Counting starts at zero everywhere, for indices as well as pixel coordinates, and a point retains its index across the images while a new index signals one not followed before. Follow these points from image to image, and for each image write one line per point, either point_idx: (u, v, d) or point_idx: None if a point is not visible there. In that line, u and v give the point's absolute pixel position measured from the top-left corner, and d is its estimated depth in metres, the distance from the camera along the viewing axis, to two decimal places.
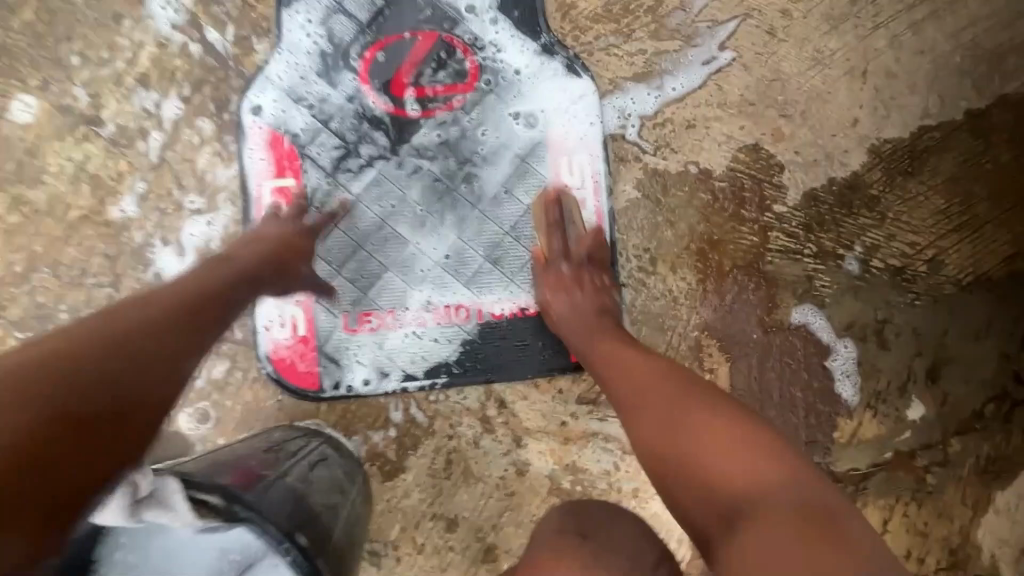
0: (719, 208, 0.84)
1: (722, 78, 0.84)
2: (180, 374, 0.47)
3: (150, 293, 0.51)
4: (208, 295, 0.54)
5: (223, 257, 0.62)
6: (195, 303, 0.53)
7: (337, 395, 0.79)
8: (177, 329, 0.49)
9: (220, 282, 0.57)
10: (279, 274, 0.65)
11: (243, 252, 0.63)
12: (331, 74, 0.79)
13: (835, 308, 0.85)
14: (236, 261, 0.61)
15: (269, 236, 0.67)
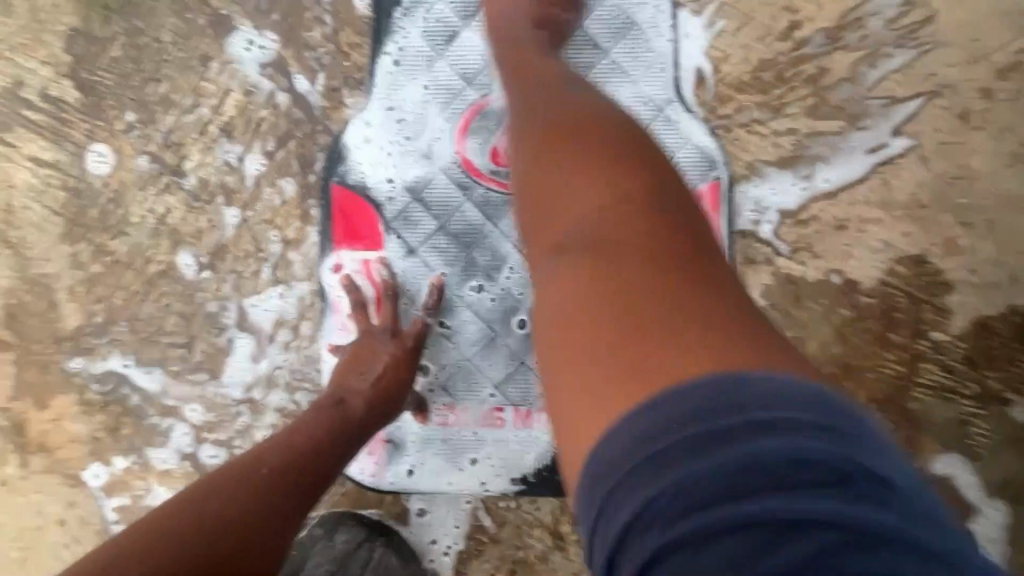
0: (862, 329, 0.70)
1: (890, 171, 0.69)
2: (273, 530, 0.49)
3: (258, 455, 0.53)
4: (307, 452, 0.55)
5: (335, 399, 0.61)
6: (296, 469, 0.53)
7: (402, 489, 0.73)
8: (268, 490, 0.50)
9: (317, 433, 0.57)
10: (387, 410, 0.62)
11: (354, 389, 0.62)
12: (425, 137, 0.71)
13: (990, 463, 0.70)
14: (345, 402, 0.60)
15: (376, 361, 0.64)
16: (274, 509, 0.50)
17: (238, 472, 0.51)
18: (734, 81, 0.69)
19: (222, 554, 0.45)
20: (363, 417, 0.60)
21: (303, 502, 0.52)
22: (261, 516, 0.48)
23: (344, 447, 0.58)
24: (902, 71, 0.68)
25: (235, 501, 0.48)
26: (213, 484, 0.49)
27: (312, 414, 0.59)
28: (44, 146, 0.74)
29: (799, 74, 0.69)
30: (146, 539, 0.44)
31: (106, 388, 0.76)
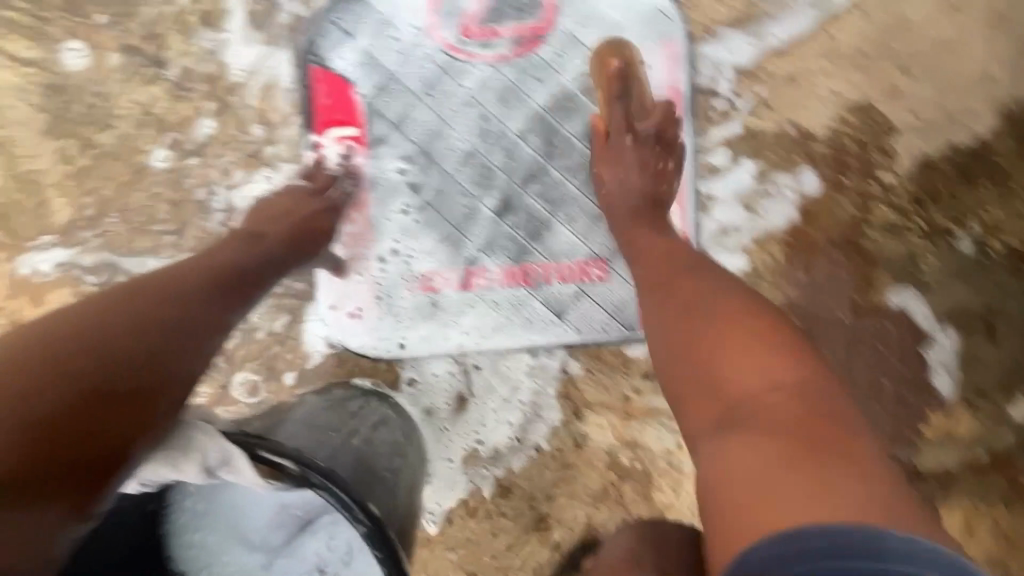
0: (817, 176, 0.75)
1: (834, 25, 0.74)
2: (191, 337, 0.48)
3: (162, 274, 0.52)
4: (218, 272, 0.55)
5: (249, 235, 0.62)
6: (205, 283, 0.53)
7: (397, 355, 0.77)
8: (175, 300, 0.49)
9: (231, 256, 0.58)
10: (296, 252, 0.65)
11: (269, 230, 0.64)
12: (399, 15, 0.75)
13: (939, 294, 0.76)
14: (260, 238, 0.63)
15: (296, 210, 0.68)
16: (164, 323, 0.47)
17: (116, 296, 0.47)
18: None
19: (134, 359, 0.44)
20: (273, 249, 0.62)
21: (200, 318, 0.49)
22: (151, 326, 0.46)
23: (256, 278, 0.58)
24: None
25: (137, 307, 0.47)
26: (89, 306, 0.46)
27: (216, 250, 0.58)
28: (26, 45, 0.76)
29: None
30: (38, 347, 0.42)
31: (102, 280, 0.78)
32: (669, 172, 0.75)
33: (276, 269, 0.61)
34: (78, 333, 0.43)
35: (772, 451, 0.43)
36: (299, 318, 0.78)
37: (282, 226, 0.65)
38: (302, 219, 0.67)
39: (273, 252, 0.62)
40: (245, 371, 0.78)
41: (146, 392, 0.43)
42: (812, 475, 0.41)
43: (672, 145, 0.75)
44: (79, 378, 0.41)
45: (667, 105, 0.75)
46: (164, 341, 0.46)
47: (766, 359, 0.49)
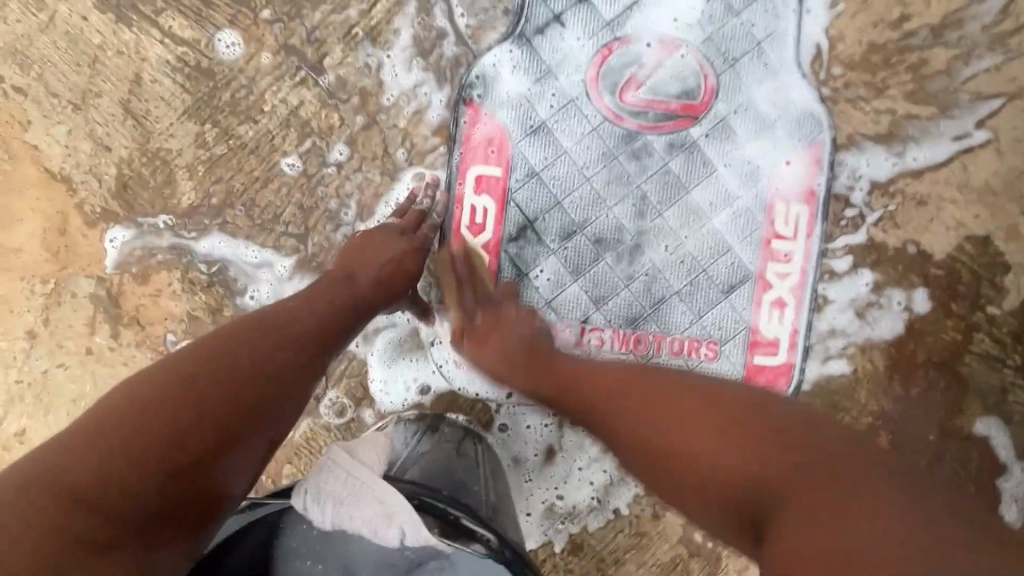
0: (929, 298, 0.78)
1: (970, 159, 0.77)
2: (299, 385, 0.53)
3: (277, 316, 0.56)
4: (321, 318, 0.58)
5: (348, 277, 0.65)
6: (311, 331, 0.56)
7: (495, 396, 0.78)
8: (288, 348, 0.53)
9: (334, 303, 0.61)
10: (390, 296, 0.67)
11: (368, 272, 0.66)
12: (563, 68, 0.76)
13: (1021, 428, 0.79)
14: (359, 281, 0.65)
15: (397, 250, 0.69)
16: (271, 375, 0.50)
17: (229, 341, 0.51)
18: (846, 59, 0.76)
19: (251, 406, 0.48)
20: (373, 294, 0.65)
21: (300, 369, 0.53)
22: (263, 374, 0.50)
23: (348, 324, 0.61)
24: (991, 71, 0.77)
25: (258, 351, 0.51)
26: (208, 351, 0.49)
27: (312, 293, 0.61)
28: (184, 24, 0.76)
29: (903, 61, 0.76)
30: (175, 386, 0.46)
31: (213, 269, 0.77)
32: (792, 267, 0.77)
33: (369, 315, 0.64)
34: (196, 383, 0.47)
35: (751, 458, 0.48)
36: (404, 345, 0.77)
37: (377, 268, 0.67)
38: (393, 258, 0.68)
39: (367, 299, 0.64)
40: (333, 392, 0.77)
41: (255, 441, 0.48)
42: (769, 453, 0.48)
43: (800, 242, 0.77)
44: (199, 430, 0.44)
45: (801, 203, 0.77)
46: (269, 393, 0.50)
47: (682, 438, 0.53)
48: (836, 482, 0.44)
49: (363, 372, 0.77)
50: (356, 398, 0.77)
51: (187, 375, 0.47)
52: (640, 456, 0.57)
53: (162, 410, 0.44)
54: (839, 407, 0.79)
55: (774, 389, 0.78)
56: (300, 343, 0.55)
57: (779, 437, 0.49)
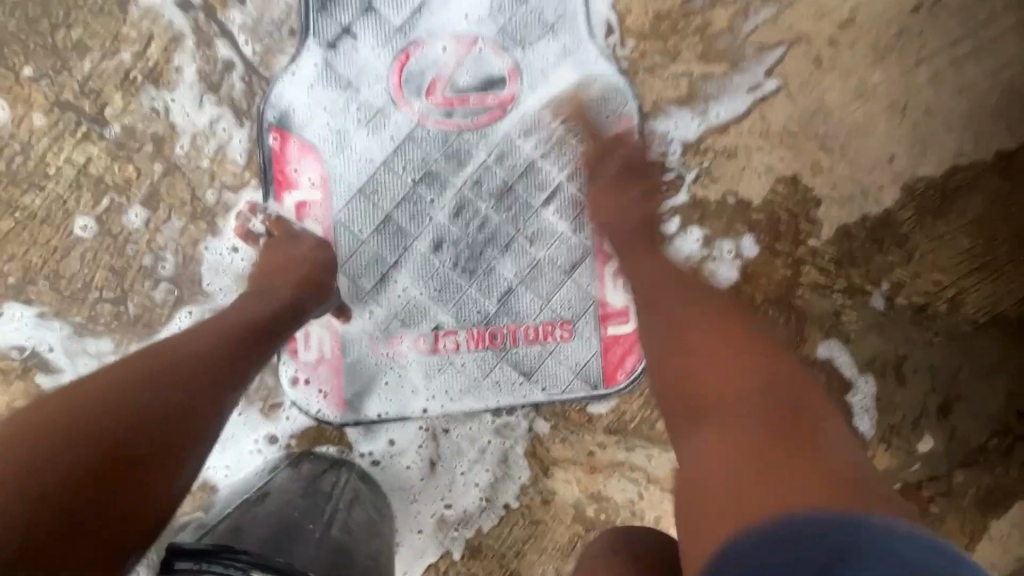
0: (756, 241, 0.83)
1: (766, 107, 0.82)
2: (223, 404, 0.47)
3: (196, 334, 0.50)
4: (244, 328, 0.53)
5: (263, 291, 0.60)
6: (232, 345, 0.51)
7: (359, 421, 0.76)
8: (209, 363, 0.48)
9: (257, 314, 0.56)
10: (311, 299, 0.63)
11: (282, 282, 0.62)
12: (363, 80, 0.74)
13: (859, 344, 0.85)
14: (275, 291, 0.60)
15: (300, 257, 0.66)
16: (161, 409, 0.43)
17: (110, 377, 0.43)
18: (637, 30, 0.79)
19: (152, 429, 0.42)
20: (290, 301, 0.60)
21: (202, 398, 0.45)
22: (173, 393, 0.44)
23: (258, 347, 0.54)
24: (769, 22, 0.82)
25: (168, 366, 0.46)
26: (91, 389, 0.42)
27: (233, 309, 0.56)
28: None
29: (689, 25, 0.80)
30: (68, 412, 0.40)
31: (26, 353, 0.71)
32: None
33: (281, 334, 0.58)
34: (91, 405, 0.41)
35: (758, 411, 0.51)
36: (257, 393, 0.74)
37: (295, 275, 0.63)
38: (303, 262, 0.65)
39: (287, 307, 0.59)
40: None
41: (170, 467, 0.42)
42: (785, 449, 0.47)
43: None
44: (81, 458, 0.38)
45: None
46: (186, 407, 0.44)
47: (741, 366, 0.54)
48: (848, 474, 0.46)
49: None
50: (211, 457, 0.73)
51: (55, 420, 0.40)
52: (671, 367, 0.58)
53: (49, 442, 0.38)
54: None
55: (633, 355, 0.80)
56: (205, 375, 0.47)
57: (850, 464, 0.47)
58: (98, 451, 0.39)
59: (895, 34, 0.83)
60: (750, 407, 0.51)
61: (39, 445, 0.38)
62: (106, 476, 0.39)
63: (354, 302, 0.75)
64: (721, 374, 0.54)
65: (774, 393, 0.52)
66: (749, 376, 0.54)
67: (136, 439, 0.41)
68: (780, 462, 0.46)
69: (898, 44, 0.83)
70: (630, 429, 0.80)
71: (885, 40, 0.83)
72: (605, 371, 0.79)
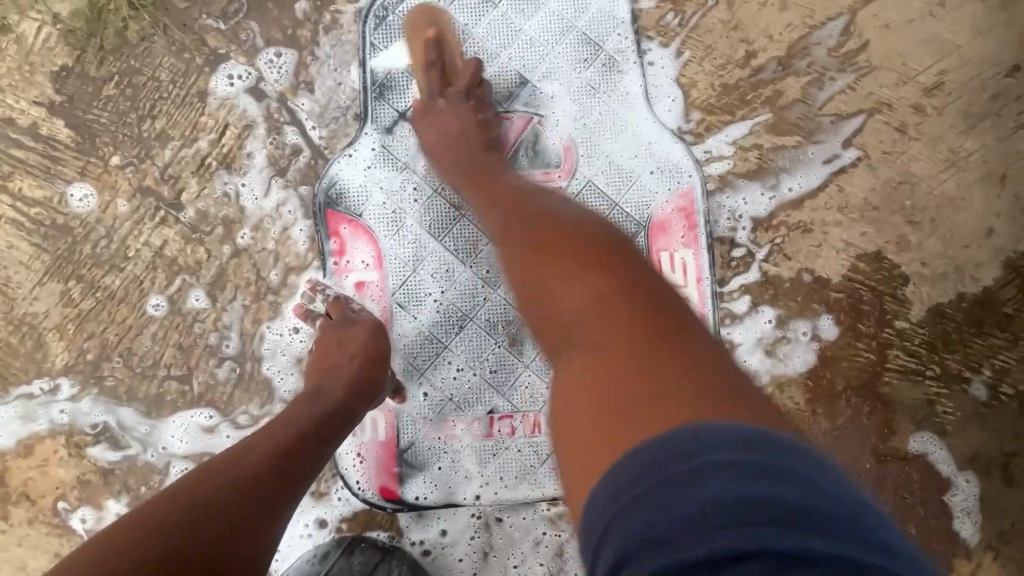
0: (835, 322, 0.76)
1: (845, 179, 0.77)
2: (267, 533, 0.49)
3: (251, 446, 0.54)
4: (292, 441, 0.55)
5: (315, 389, 0.62)
6: (281, 460, 0.53)
7: (410, 507, 0.73)
8: (257, 483, 0.50)
9: (306, 422, 0.58)
10: (360, 399, 0.63)
11: (335, 377, 0.63)
12: (421, 161, 0.75)
13: (958, 438, 0.76)
14: (326, 391, 0.62)
15: (354, 346, 0.66)
16: (216, 529, 0.46)
17: (174, 494, 0.48)
18: (703, 104, 0.77)
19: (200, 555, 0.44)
20: (340, 403, 0.61)
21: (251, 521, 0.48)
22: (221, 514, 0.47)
23: (308, 456, 0.56)
24: (846, 91, 0.77)
25: (220, 485, 0.49)
26: (157, 507, 0.47)
27: (287, 414, 0.59)
28: (34, 184, 0.74)
29: (758, 96, 0.77)
30: (134, 535, 0.44)
31: (99, 427, 0.73)
32: None
33: (330, 443, 0.59)
34: (150, 524, 0.45)
35: (599, 327, 0.45)
36: None
37: (345, 371, 0.63)
38: (358, 352, 0.65)
39: (335, 408, 0.60)
40: None
41: None
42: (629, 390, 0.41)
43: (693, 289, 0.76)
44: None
45: (686, 248, 0.76)
46: (231, 532, 0.46)
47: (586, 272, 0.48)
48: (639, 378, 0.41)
49: None
50: None
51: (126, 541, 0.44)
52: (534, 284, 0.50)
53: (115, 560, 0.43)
54: None
55: None
56: (255, 491, 0.50)
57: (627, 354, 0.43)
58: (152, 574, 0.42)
59: (990, 100, 0.76)
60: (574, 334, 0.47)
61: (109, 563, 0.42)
62: None
63: (408, 382, 0.74)
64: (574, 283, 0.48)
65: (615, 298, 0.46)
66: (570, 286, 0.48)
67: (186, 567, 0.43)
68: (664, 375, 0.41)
69: (993, 110, 0.76)
70: None
71: (978, 106, 0.77)
72: None
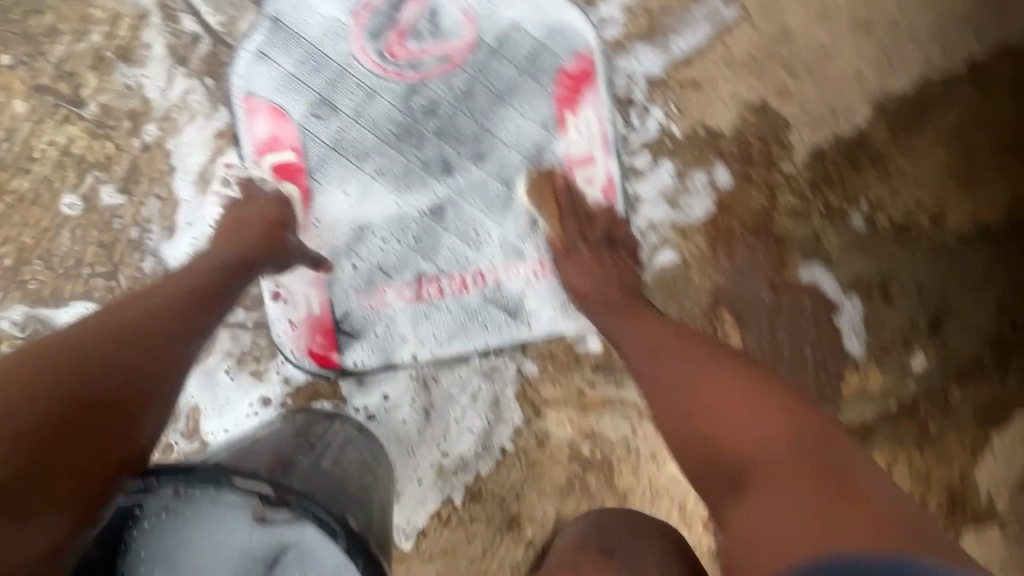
0: (729, 171, 0.83)
1: (728, 36, 0.82)
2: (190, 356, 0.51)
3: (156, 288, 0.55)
4: (201, 284, 0.58)
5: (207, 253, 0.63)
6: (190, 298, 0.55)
7: (350, 374, 0.77)
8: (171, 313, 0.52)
9: (207, 272, 0.60)
10: (263, 258, 0.66)
11: (230, 242, 0.65)
12: (322, 41, 0.76)
13: (842, 266, 0.86)
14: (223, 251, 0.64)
15: (252, 218, 0.68)
16: (133, 346, 0.47)
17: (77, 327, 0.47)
18: None
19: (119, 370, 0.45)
20: (241, 259, 0.63)
21: (170, 342, 0.50)
22: (138, 330, 0.49)
23: (222, 297, 0.59)
24: None
25: (132, 314, 0.50)
26: (55, 337, 0.45)
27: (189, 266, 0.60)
28: None
29: None
30: (32, 354, 0.43)
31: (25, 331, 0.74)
32: (598, 172, 0.81)
33: (234, 287, 0.61)
34: (47, 349, 0.44)
35: (773, 480, 0.44)
36: (249, 356, 0.76)
37: (245, 237, 0.66)
38: (256, 221, 0.68)
39: (236, 260, 0.63)
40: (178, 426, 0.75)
41: (148, 406, 0.46)
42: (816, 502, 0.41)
43: (599, 147, 0.81)
44: (54, 397, 0.41)
45: (589, 109, 0.80)
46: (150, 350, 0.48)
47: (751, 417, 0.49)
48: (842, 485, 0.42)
49: (204, 405, 0.76)
50: (205, 428, 0.76)
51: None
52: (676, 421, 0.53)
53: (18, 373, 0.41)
54: (679, 292, 0.83)
55: None
56: (172, 318, 0.52)
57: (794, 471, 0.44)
58: (70, 396, 0.42)
59: None
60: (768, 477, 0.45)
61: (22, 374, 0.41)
62: (87, 421, 0.42)
63: (336, 257, 0.77)
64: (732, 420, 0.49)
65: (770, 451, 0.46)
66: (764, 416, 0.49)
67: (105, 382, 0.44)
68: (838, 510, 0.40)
69: None
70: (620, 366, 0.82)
71: None
72: None
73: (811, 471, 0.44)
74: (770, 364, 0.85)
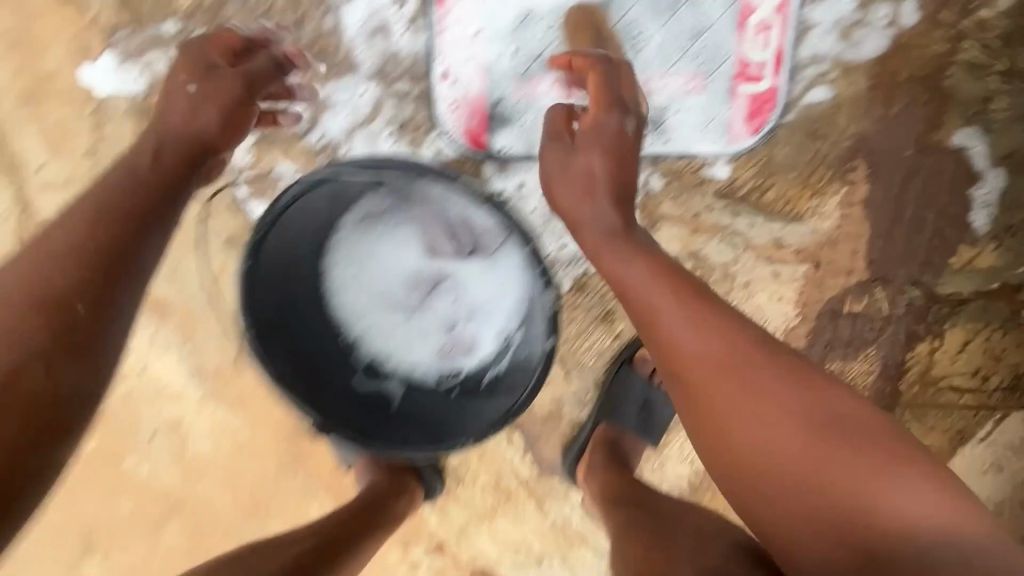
0: (917, 9, 0.80)
1: None
2: (124, 204, 0.56)
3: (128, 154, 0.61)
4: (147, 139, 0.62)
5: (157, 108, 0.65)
6: (158, 161, 0.61)
7: (494, 158, 0.86)
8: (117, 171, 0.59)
9: (153, 131, 0.63)
10: (214, 134, 0.65)
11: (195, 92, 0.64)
12: None
13: (1001, 135, 0.82)
14: (173, 108, 0.64)
15: (206, 65, 0.66)
16: (85, 212, 0.55)
17: (80, 198, 0.57)
18: None
19: (88, 228, 0.54)
20: (206, 123, 0.64)
21: (115, 188, 0.57)
22: (117, 189, 0.57)
23: (177, 156, 0.62)
24: None
25: (123, 187, 0.58)
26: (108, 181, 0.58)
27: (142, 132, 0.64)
28: None
29: None
30: (89, 207, 0.55)
31: None
32: None
33: (206, 150, 0.64)
34: (74, 208, 0.55)
35: (772, 411, 0.52)
36: (408, 124, 0.85)
37: (205, 92, 0.64)
38: (214, 79, 0.65)
39: (202, 122, 0.64)
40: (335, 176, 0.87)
41: (128, 272, 0.54)
42: (829, 456, 0.50)
43: None
44: (76, 249, 0.53)
45: None
46: (113, 214, 0.55)
47: (753, 387, 0.53)
48: (852, 449, 0.50)
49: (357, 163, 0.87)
50: None
51: (42, 268, 0.51)
52: (690, 411, 0.55)
53: (48, 236, 0.53)
54: (819, 134, 0.84)
55: (762, 114, 0.83)
56: (131, 181, 0.58)
57: (793, 426, 0.51)
58: (77, 233, 0.53)
59: None
60: (777, 401, 0.52)
61: (35, 259, 0.52)
62: (69, 294, 0.51)
63: (504, 39, 0.83)
64: (748, 401, 0.52)
65: (777, 403, 0.52)
66: (761, 376, 0.53)
67: (108, 250, 0.54)
68: (842, 425, 0.51)
69: None
70: (741, 197, 0.87)
71: None
72: (733, 127, 0.84)
73: (813, 489, 0.49)
74: (886, 223, 0.87)
